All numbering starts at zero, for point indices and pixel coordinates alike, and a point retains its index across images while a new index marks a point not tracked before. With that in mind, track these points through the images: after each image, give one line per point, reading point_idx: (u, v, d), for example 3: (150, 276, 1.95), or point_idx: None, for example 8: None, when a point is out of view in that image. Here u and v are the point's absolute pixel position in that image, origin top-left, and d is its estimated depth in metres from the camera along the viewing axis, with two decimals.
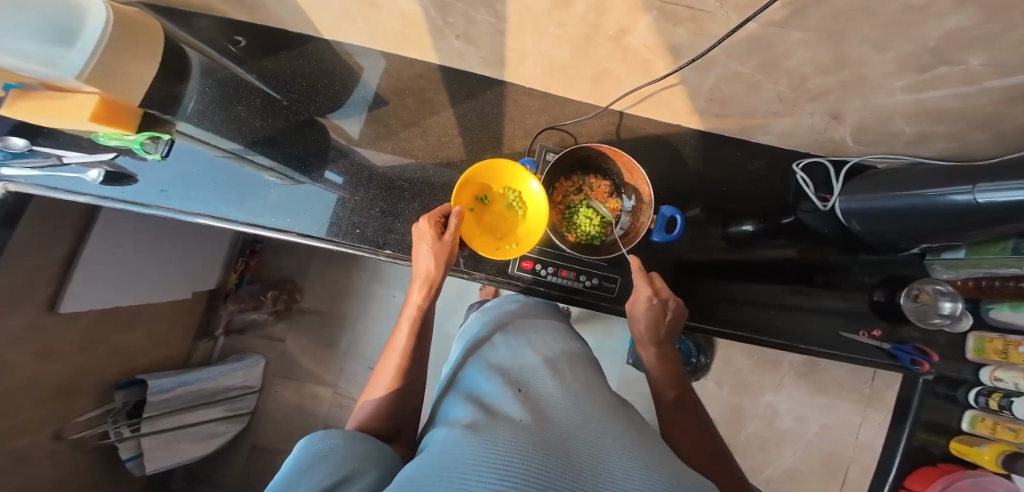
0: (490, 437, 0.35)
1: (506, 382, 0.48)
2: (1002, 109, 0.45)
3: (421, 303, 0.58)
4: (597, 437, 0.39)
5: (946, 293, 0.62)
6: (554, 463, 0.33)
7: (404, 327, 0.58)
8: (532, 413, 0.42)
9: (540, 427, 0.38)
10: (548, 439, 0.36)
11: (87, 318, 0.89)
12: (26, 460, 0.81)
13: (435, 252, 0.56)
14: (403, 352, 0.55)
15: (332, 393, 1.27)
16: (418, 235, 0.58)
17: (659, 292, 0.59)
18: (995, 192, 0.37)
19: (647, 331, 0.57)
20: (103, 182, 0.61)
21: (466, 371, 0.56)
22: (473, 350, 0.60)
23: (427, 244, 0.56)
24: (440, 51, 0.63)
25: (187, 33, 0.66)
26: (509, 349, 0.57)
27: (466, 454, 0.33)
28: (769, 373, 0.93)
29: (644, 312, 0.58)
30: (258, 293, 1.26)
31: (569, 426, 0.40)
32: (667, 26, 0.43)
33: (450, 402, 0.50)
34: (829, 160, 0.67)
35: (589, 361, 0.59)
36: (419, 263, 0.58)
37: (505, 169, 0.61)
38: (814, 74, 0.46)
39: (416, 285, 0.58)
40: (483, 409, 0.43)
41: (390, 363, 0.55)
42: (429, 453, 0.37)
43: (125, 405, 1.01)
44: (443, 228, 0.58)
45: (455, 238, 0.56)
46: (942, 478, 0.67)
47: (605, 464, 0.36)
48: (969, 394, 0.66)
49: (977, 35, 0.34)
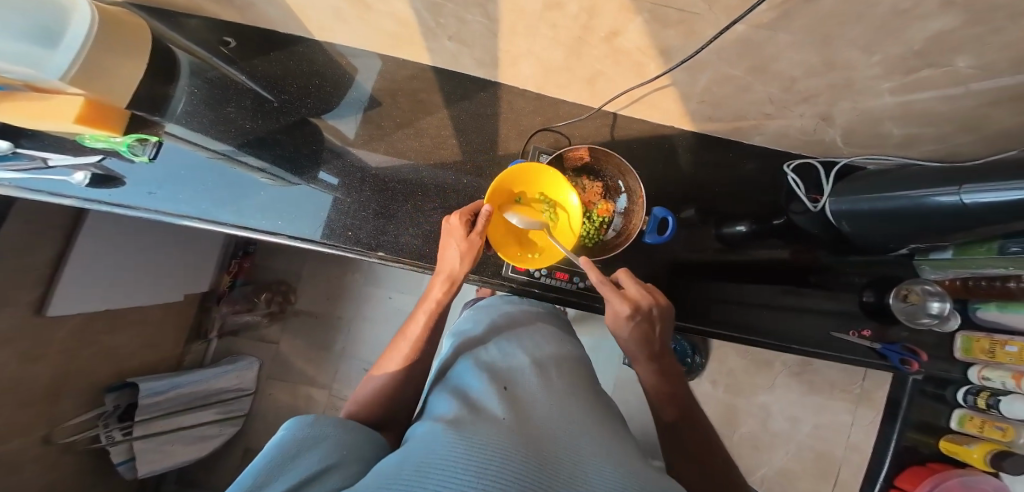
0: (470, 436, 0.35)
1: (492, 381, 0.48)
2: (988, 111, 0.45)
3: (442, 300, 0.56)
4: (577, 440, 0.40)
5: (934, 293, 0.63)
6: (536, 465, 0.33)
7: (422, 319, 0.55)
8: (516, 413, 0.42)
9: (522, 428, 0.38)
10: (531, 442, 0.36)
11: (76, 321, 0.87)
12: (12, 464, 0.80)
13: (464, 250, 0.55)
14: (415, 343, 0.54)
15: (327, 396, 1.26)
16: (448, 231, 0.57)
17: (640, 307, 0.51)
18: (979, 192, 0.37)
19: (638, 350, 0.52)
20: (88, 184, 0.61)
21: (457, 365, 0.55)
22: (466, 346, 0.59)
23: (456, 242, 0.55)
24: (434, 52, 0.63)
25: (175, 33, 0.66)
26: (501, 350, 0.56)
27: (444, 452, 0.33)
28: (763, 373, 0.94)
29: (627, 331, 0.52)
30: (252, 294, 1.25)
31: (553, 430, 0.40)
32: (657, 28, 0.43)
33: (437, 395, 0.50)
34: (820, 161, 0.68)
35: (580, 367, 0.59)
36: (446, 259, 0.56)
37: (537, 175, 0.62)
38: (803, 77, 0.47)
39: (439, 280, 0.56)
40: (467, 405, 0.43)
41: (400, 351, 0.54)
42: (411, 447, 0.36)
43: (116, 408, 0.99)
44: (472, 226, 0.57)
45: (483, 237, 0.56)
46: (930, 478, 0.68)
47: (582, 468, 0.36)
48: (958, 392, 0.67)
49: (962, 38, 0.34)
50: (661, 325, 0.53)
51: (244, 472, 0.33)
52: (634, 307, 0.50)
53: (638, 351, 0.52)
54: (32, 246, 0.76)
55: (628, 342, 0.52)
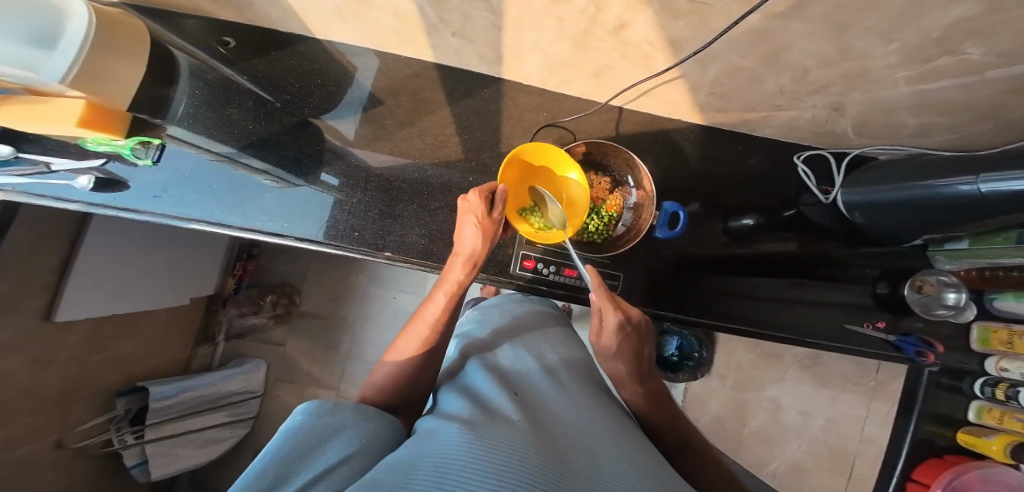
0: (487, 437, 0.34)
1: (504, 384, 0.48)
2: (1005, 100, 0.44)
3: (462, 281, 0.55)
4: (589, 441, 0.39)
5: (950, 283, 0.61)
6: (557, 467, 0.33)
7: (440, 299, 0.54)
8: (531, 416, 0.41)
9: (538, 430, 0.38)
10: (550, 446, 0.36)
11: (84, 326, 0.88)
12: (28, 471, 0.81)
13: (481, 229, 0.54)
14: (433, 325, 0.53)
15: (334, 397, 1.27)
16: (465, 209, 0.55)
17: (628, 315, 0.53)
18: (997, 181, 0.36)
19: (626, 365, 0.53)
20: (92, 189, 0.60)
21: (466, 367, 0.55)
22: (473, 348, 0.59)
23: (475, 218, 0.54)
24: (436, 49, 0.63)
25: (174, 34, 0.66)
26: (509, 355, 0.56)
27: (462, 450, 0.33)
28: (772, 368, 0.93)
29: (621, 347, 0.52)
30: (257, 297, 1.25)
31: (570, 433, 0.40)
32: (667, 20, 0.42)
33: (446, 395, 0.50)
34: (830, 152, 0.67)
35: (587, 368, 0.58)
36: (462, 239, 0.55)
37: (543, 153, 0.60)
38: (816, 67, 0.46)
39: (458, 262, 0.55)
40: (480, 405, 0.43)
41: (418, 333, 0.53)
42: (426, 445, 0.36)
43: (127, 412, 1.00)
44: (491, 205, 0.55)
45: (502, 218, 0.55)
46: (949, 471, 0.65)
47: (600, 466, 0.36)
48: (975, 384, 0.65)
49: (980, 26, 0.33)
50: (649, 345, 0.55)
51: (260, 457, 0.33)
52: (623, 317, 0.52)
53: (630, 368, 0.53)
54: (38, 253, 0.76)
55: (618, 361, 0.53)
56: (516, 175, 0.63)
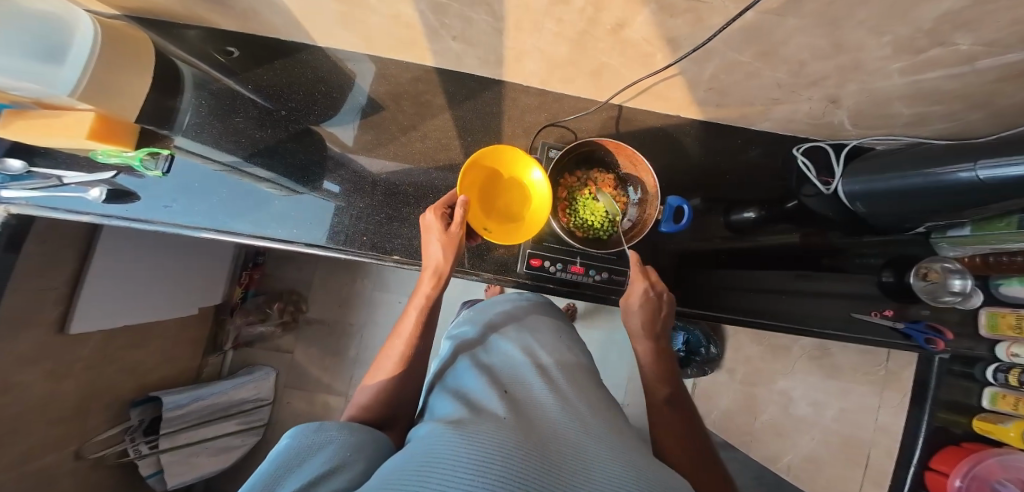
0: (474, 435, 0.35)
1: (492, 382, 0.49)
2: (1003, 87, 0.44)
3: (431, 294, 0.55)
4: (574, 436, 0.40)
5: (955, 270, 0.62)
6: (540, 460, 0.33)
7: (412, 315, 0.55)
8: (518, 413, 0.42)
9: (523, 425, 0.39)
10: (533, 438, 0.37)
11: (97, 337, 0.88)
12: (46, 482, 0.81)
13: (444, 244, 0.54)
14: (408, 341, 0.54)
15: (343, 401, 1.29)
16: (426, 229, 0.56)
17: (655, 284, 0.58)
18: (996, 168, 0.37)
19: (645, 327, 0.57)
20: (105, 200, 0.61)
21: (457, 366, 0.56)
22: (466, 347, 0.61)
23: (436, 236, 0.54)
24: (437, 53, 0.64)
25: (176, 46, 0.67)
26: (499, 349, 0.58)
27: (448, 448, 0.33)
28: (781, 359, 0.95)
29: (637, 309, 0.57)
30: (264, 305, 1.28)
31: (556, 430, 0.41)
32: (665, 18, 0.43)
33: (438, 396, 0.51)
34: (829, 144, 0.66)
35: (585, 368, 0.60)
36: (428, 254, 0.55)
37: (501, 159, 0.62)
38: (812, 59, 0.46)
39: (426, 276, 0.55)
40: (470, 404, 0.44)
41: (396, 348, 0.54)
42: (415, 446, 0.36)
43: (141, 422, 1.00)
44: (448, 219, 0.56)
45: (462, 229, 0.54)
46: (966, 459, 0.61)
47: (584, 460, 0.37)
48: (987, 371, 0.64)
49: (973, 16, 0.34)
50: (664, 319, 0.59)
51: (250, 478, 0.33)
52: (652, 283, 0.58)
53: (660, 333, 0.58)
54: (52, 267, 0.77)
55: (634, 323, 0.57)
56: (482, 183, 0.63)
